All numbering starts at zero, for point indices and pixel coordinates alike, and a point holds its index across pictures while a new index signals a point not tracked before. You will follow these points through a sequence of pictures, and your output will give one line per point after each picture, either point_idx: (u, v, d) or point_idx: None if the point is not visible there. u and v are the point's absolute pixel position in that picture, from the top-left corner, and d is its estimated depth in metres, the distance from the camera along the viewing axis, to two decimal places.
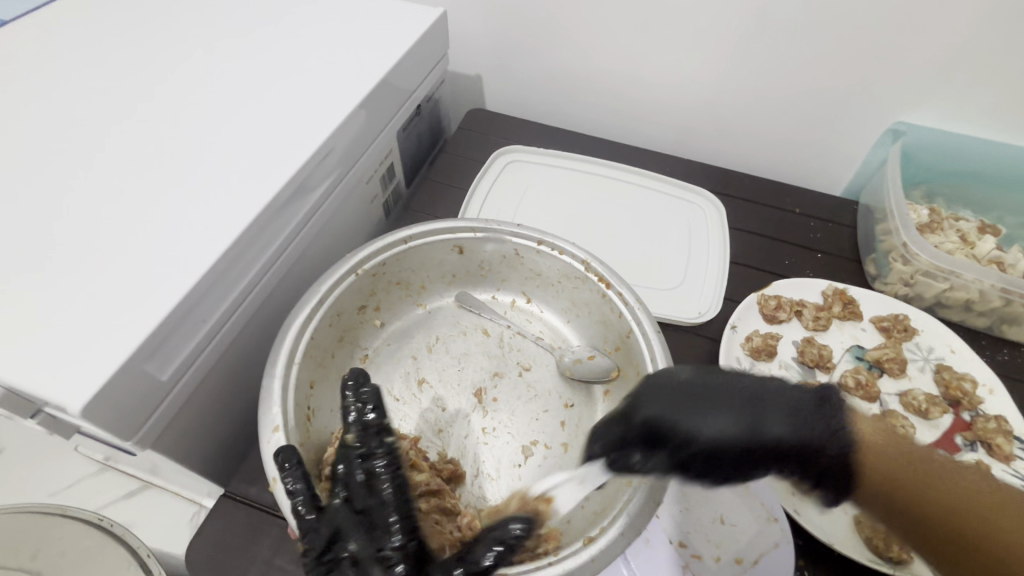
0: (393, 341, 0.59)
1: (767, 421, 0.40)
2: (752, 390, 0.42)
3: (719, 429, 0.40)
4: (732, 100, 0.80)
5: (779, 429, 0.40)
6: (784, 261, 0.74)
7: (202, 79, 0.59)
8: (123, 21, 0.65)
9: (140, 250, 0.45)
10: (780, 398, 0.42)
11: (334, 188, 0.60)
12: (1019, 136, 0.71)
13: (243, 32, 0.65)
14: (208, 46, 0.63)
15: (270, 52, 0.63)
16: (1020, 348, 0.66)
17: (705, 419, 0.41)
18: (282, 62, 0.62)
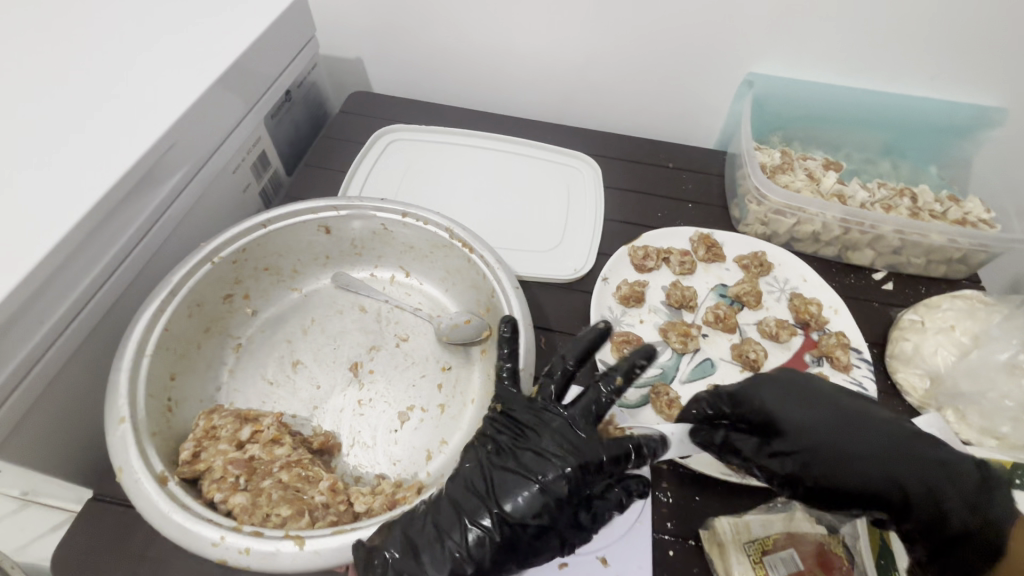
0: (268, 327, 0.59)
1: (849, 435, 0.45)
2: (843, 412, 0.47)
3: (808, 431, 0.46)
4: (602, 63, 0.82)
5: (854, 445, 0.45)
6: (657, 213, 0.77)
7: (20, 68, 0.55)
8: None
9: None
10: (863, 422, 0.46)
11: (189, 180, 0.58)
12: (853, 78, 0.77)
13: (67, 16, 0.60)
14: (26, 34, 0.58)
15: (101, 35, 0.59)
16: (861, 271, 0.73)
17: (798, 422, 0.47)
18: (111, 44, 0.58)
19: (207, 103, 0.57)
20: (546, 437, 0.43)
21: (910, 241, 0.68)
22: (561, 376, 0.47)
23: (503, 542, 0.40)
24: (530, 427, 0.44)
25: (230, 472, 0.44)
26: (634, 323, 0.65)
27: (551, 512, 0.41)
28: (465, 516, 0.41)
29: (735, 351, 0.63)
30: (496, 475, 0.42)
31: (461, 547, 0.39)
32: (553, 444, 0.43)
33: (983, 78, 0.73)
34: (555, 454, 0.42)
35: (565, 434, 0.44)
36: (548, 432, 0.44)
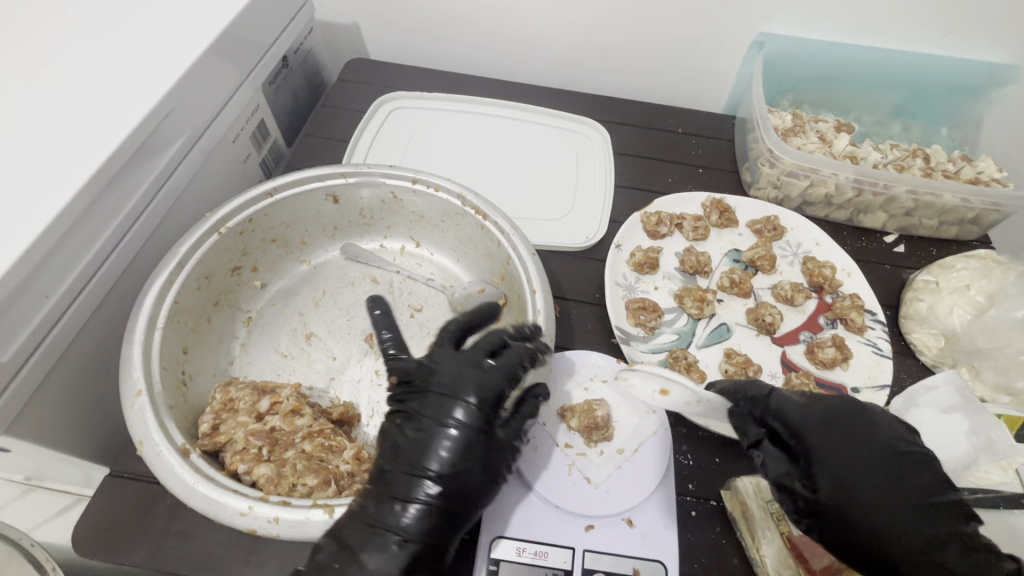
0: (277, 300, 0.58)
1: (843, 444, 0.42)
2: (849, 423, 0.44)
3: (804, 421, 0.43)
4: (609, 26, 0.79)
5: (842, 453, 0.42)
6: (667, 179, 0.76)
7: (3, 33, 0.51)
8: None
9: None
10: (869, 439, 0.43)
11: (186, 151, 0.56)
12: (865, 38, 0.76)
13: None
14: None
15: None
16: (874, 234, 0.72)
17: (800, 411, 0.44)
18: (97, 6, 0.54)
19: (202, 70, 0.54)
20: (447, 381, 0.43)
21: (924, 202, 0.67)
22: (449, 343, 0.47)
23: (441, 501, 0.39)
24: (430, 381, 0.44)
25: (252, 443, 0.43)
26: (649, 290, 0.65)
27: (472, 453, 0.41)
28: (398, 496, 0.39)
29: (751, 316, 0.62)
30: (413, 435, 0.42)
31: (399, 525, 0.38)
32: (456, 386, 0.43)
33: (999, 33, 0.72)
34: (458, 395, 0.42)
35: (463, 375, 0.43)
36: (447, 374, 0.44)
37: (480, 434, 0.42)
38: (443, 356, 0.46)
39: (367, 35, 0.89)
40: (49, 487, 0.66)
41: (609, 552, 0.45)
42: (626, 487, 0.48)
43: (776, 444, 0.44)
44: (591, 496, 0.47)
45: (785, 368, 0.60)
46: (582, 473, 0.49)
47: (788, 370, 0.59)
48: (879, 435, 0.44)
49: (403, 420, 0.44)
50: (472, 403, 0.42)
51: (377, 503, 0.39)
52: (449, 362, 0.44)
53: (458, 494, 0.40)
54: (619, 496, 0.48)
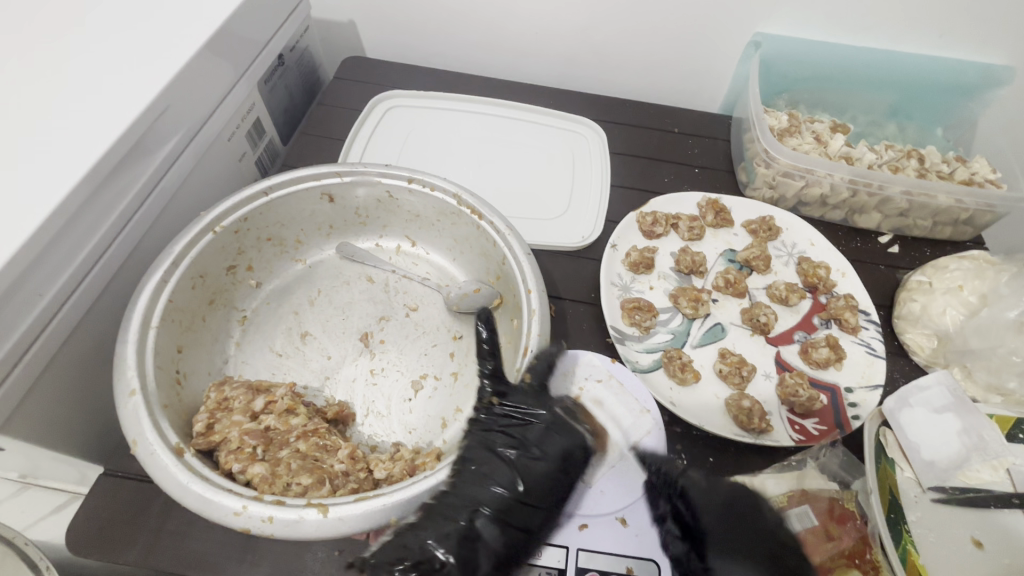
0: (273, 299, 0.58)
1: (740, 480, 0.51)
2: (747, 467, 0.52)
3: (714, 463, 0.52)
4: (606, 25, 0.79)
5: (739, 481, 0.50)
6: (663, 179, 0.76)
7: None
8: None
9: None
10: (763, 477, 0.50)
11: (181, 149, 0.56)
12: (860, 39, 0.76)
13: None
14: None
15: None
16: (868, 235, 0.73)
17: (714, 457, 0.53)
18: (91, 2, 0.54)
19: (197, 68, 0.54)
20: (553, 417, 0.48)
21: (918, 203, 0.67)
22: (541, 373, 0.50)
23: (516, 527, 0.43)
24: (545, 417, 0.49)
25: (247, 442, 0.43)
26: (644, 289, 0.65)
27: (559, 495, 0.45)
28: (484, 504, 0.42)
29: (746, 317, 0.63)
30: (507, 457, 0.46)
31: (483, 534, 0.41)
32: (563, 425, 0.48)
33: (993, 34, 0.72)
34: (564, 432, 0.48)
35: (573, 426, 0.49)
36: (554, 410, 0.49)
37: (573, 479, 0.46)
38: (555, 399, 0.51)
39: (364, 33, 0.89)
40: (43, 485, 0.66)
41: (602, 551, 0.45)
42: (618, 486, 0.48)
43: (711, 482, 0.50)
44: (583, 495, 0.47)
45: (779, 368, 0.60)
46: None
47: (782, 370, 0.60)
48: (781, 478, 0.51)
49: (500, 438, 0.47)
50: (580, 454, 0.47)
51: (452, 512, 0.41)
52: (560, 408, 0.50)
53: (530, 523, 0.43)
54: (612, 495, 0.48)
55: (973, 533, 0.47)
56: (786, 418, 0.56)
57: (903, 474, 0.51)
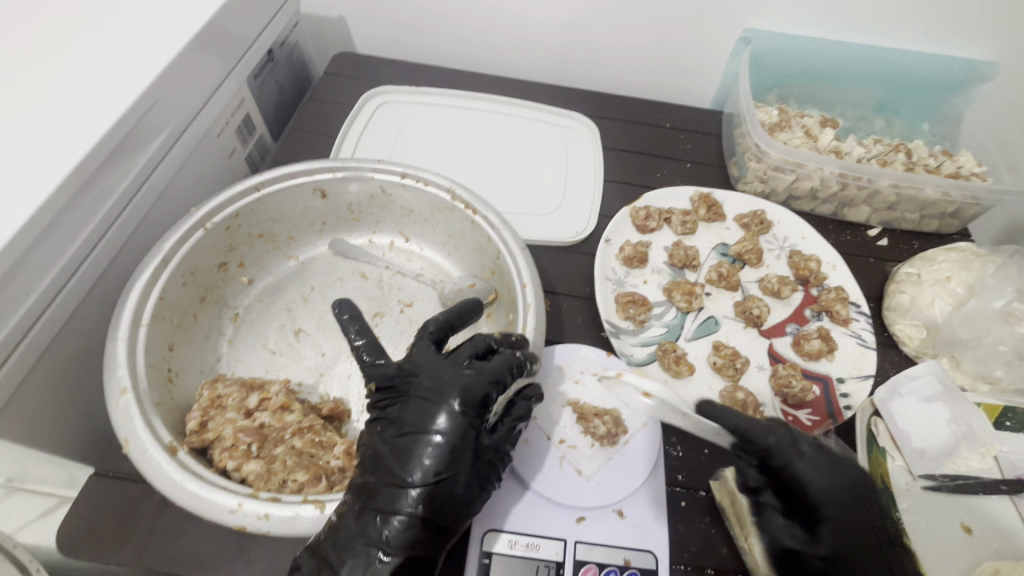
0: (265, 296, 0.58)
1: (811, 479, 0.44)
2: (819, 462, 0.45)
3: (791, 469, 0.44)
4: (598, 21, 0.79)
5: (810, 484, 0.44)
6: (656, 174, 0.76)
7: None
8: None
9: None
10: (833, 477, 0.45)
11: (170, 145, 0.55)
12: (848, 35, 0.77)
13: None
14: None
15: None
16: (858, 228, 0.73)
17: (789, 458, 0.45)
18: None
19: (184, 63, 0.53)
20: (432, 386, 0.42)
21: (905, 196, 0.68)
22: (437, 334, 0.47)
23: (431, 515, 0.39)
24: (413, 386, 0.43)
25: (241, 440, 0.43)
26: (638, 284, 0.65)
27: (456, 459, 0.40)
28: (381, 508, 0.38)
29: (739, 310, 0.63)
30: (396, 445, 0.41)
31: (386, 538, 0.37)
32: (439, 391, 0.42)
33: (977, 30, 0.73)
34: (441, 401, 0.41)
35: (448, 380, 0.42)
36: (430, 376, 0.43)
37: (469, 440, 0.41)
38: (425, 360, 0.44)
39: (354, 29, 0.88)
40: (32, 488, 0.64)
41: (599, 544, 0.45)
42: (616, 480, 0.48)
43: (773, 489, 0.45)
44: (581, 488, 0.48)
45: (772, 360, 0.61)
46: (573, 465, 0.49)
47: (775, 362, 0.60)
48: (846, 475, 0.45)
49: (385, 427, 0.43)
50: (459, 406, 0.41)
51: (358, 516, 0.38)
52: (433, 364, 0.44)
53: (443, 502, 0.39)
54: (609, 487, 0.48)
55: (962, 518, 0.48)
56: (779, 409, 0.57)
57: (894, 463, 0.51)
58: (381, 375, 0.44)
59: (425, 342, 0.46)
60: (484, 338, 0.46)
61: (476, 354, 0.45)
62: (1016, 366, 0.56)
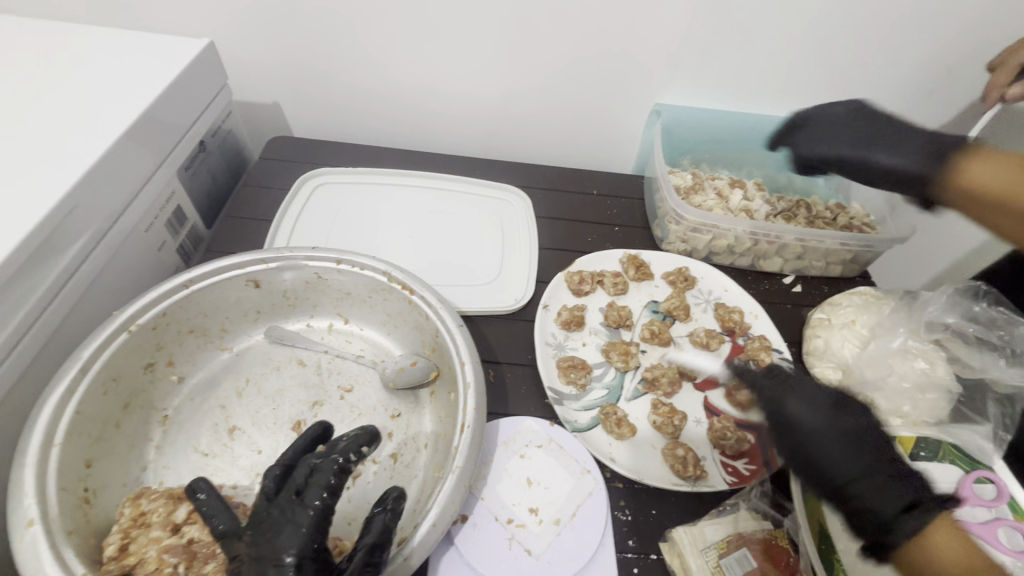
0: (196, 395, 0.55)
1: (803, 411, 0.47)
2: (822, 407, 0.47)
3: (798, 409, 0.47)
4: (523, 100, 0.85)
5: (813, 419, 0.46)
6: (586, 238, 0.81)
7: None
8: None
9: None
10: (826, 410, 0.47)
11: (91, 248, 0.54)
12: (746, 107, 0.86)
13: None
14: None
15: None
16: (774, 277, 0.80)
17: (794, 402, 0.48)
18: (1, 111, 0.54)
19: (108, 165, 0.54)
20: (271, 539, 0.38)
21: (810, 247, 0.76)
22: (309, 466, 0.42)
23: None
24: (259, 531, 0.39)
25: (166, 562, 0.40)
26: (578, 347, 0.67)
27: None
28: None
29: (647, 380, 0.64)
30: None
31: None
32: (277, 543, 0.37)
33: (852, 101, 0.84)
34: (283, 550, 0.37)
35: (295, 525, 0.38)
36: (266, 531, 0.38)
37: None
38: (277, 501, 0.40)
39: (291, 114, 0.90)
40: None
41: None
42: (569, 555, 0.49)
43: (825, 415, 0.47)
44: (533, 569, 0.48)
45: (709, 413, 0.63)
46: (522, 546, 0.49)
47: (712, 415, 0.63)
48: (834, 432, 0.46)
49: (240, 567, 0.38)
50: (292, 562, 0.36)
51: None
52: (277, 513, 0.39)
53: None
54: (561, 564, 0.48)
55: None
56: (718, 461, 0.58)
57: None
58: (260, 501, 0.41)
59: (278, 473, 0.42)
60: (344, 456, 0.43)
61: (296, 492, 0.40)
62: (920, 400, 0.61)
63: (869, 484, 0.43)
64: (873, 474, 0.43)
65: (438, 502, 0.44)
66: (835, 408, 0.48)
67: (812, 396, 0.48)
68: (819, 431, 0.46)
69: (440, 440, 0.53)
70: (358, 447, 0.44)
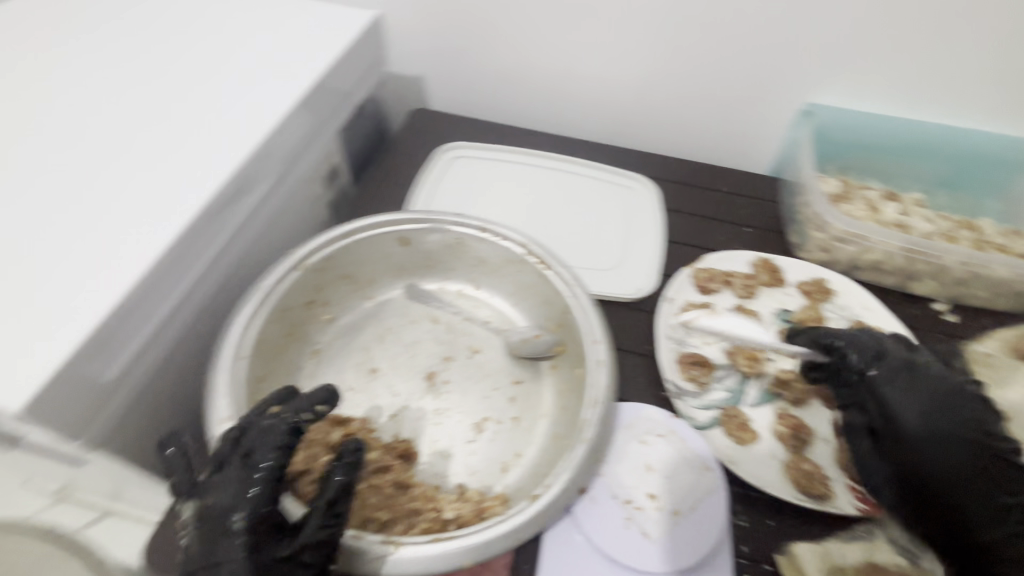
0: (344, 334, 0.61)
1: (903, 414, 0.49)
2: (927, 403, 0.49)
3: (905, 407, 0.49)
4: (662, 89, 0.84)
5: (913, 421, 0.48)
6: (715, 237, 0.78)
7: (139, 82, 0.59)
8: (20, 29, 0.63)
9: (86, 253, 0.45)
10: (931, 408, 0.49)
11: (274, 190, 0.60)
12: (914, 113, 0.78)
13: (180, 41, 0.65)
14: (145, 57, 0.62)
15: (206, 62, 0.63)
16: (925, 302, 0.73)
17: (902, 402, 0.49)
18: (215, 67, 0.62)
19: (292, 123, 0.60)
20: (229, 494, 0.39)
21: (975, 274, 0.68)
22: (242, 431, 0.42)
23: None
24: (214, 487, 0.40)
25: None
26: (701, 345, 0.65)
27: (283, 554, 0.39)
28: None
29: (778, 382, 0.62)
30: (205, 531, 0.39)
31: None
32: (235, 498, 0.39)
33: None
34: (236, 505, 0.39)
35: (240, 487, 0.39)
36: (210, 488, 0.40)
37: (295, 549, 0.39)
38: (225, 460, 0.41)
39: (431, 88, 0.95)
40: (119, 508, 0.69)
41: None
42: (686, 547, 0.49)
43: (920, 413, 0.49)
44: (648, 553, 0.49)
45: (840, 434, 0.59)
46: (639, 528, 0.50)
47: (843, 436, 0.58)
48: (936, 435, 0.47)
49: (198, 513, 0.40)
50: (240, 524, 0.38)
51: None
52: (228, 472, 0.40)
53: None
54: (676, 554, 0.49)
55: None
56: (847, 486, 0.54)
57: None
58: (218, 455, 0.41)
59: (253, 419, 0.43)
60: (295, 417, 0.42)
61: (246, 454, 0.41)
62: None
63: (966, 498, 0.45)
64: (968, 482, 0.45)
65: (568, 468, 0.45)
66: (943, 403, 0.49)
67: (924, 386, 0.50)
68: (917, 434, 0.48)
69: (563, 412, 0.55)
70: (311, 406, 0.44)
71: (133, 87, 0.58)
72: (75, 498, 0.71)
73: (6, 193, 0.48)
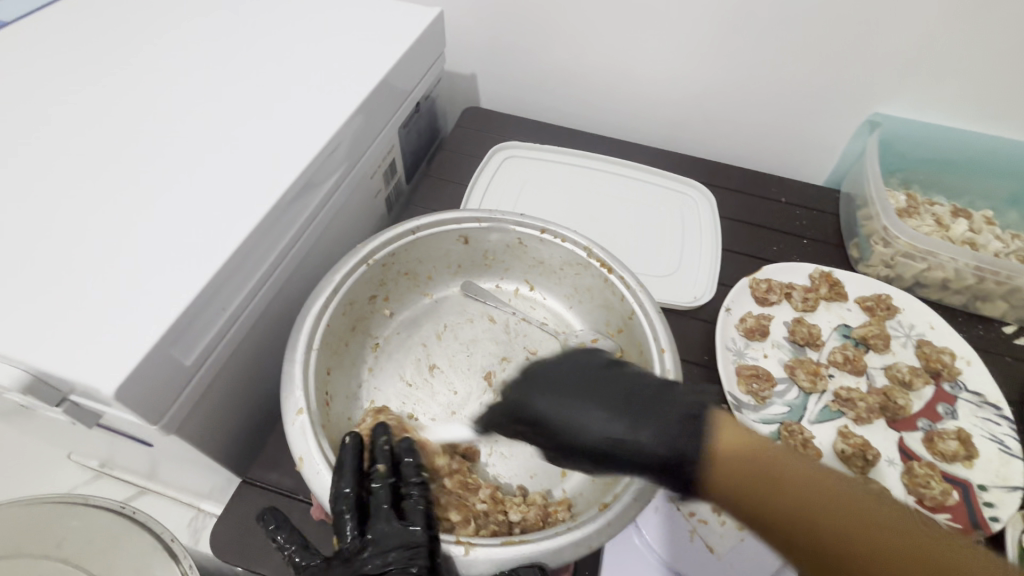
0: (404, 330, 0.62)
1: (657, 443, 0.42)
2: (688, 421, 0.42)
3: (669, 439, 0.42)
4: (720, 95, 0.82)
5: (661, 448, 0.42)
6: (773, 247, 0.77)
7: (216, 76, 0.60)
8: (104, 22, 0.66)
9: (171, 239, 0.46)
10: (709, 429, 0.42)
11: (340, 184, 0.61)
12: (988, 127, 0.75)
13: (251, 36, 0.66)
14: (221, 50, 0.63)
15: (276, 56, 0.64)
16: (993, 323, 0.70)
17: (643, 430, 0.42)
18: (286, 62, 0.63)
19: (359, 118, 0.61)
20: (388, 542, 0.42)
21: None
22: (383, 486, 0.45)
23: None
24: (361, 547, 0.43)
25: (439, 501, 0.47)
26: (759, 357, 0.65)
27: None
28: None
29: (841, 399, 0.61)
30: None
31: None
32: (395, 542, 0.42)
33: None
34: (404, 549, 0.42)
35: (404, 535, 0.43)
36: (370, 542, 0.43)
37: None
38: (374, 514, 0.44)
39: (484, 87, 0.95)
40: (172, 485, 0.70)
41: None
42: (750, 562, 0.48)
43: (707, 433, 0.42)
44: (714, 567, 0.48)
45: (904, 456, 0.58)
46: (703, 541, 0.50)
47: (907, 458, 0.57)
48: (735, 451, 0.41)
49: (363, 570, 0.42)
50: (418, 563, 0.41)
51: None
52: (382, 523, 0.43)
53: None
54: (742, 569, 0.48)
55: None
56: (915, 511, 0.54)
57: None
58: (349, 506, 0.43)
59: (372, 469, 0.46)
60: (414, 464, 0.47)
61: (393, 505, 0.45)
62: None
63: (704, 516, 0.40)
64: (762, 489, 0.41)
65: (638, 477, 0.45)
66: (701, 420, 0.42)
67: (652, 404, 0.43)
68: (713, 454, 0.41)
69: None
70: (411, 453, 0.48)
71: (211, 80, 0.60)
72: (123, 472, 0.72)
73: (98, 178, 0.50)
